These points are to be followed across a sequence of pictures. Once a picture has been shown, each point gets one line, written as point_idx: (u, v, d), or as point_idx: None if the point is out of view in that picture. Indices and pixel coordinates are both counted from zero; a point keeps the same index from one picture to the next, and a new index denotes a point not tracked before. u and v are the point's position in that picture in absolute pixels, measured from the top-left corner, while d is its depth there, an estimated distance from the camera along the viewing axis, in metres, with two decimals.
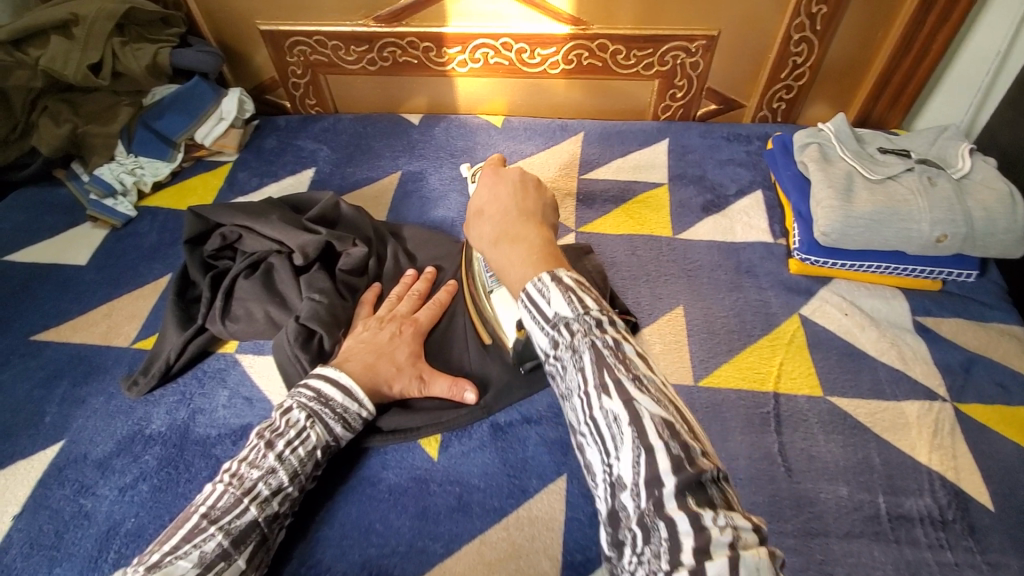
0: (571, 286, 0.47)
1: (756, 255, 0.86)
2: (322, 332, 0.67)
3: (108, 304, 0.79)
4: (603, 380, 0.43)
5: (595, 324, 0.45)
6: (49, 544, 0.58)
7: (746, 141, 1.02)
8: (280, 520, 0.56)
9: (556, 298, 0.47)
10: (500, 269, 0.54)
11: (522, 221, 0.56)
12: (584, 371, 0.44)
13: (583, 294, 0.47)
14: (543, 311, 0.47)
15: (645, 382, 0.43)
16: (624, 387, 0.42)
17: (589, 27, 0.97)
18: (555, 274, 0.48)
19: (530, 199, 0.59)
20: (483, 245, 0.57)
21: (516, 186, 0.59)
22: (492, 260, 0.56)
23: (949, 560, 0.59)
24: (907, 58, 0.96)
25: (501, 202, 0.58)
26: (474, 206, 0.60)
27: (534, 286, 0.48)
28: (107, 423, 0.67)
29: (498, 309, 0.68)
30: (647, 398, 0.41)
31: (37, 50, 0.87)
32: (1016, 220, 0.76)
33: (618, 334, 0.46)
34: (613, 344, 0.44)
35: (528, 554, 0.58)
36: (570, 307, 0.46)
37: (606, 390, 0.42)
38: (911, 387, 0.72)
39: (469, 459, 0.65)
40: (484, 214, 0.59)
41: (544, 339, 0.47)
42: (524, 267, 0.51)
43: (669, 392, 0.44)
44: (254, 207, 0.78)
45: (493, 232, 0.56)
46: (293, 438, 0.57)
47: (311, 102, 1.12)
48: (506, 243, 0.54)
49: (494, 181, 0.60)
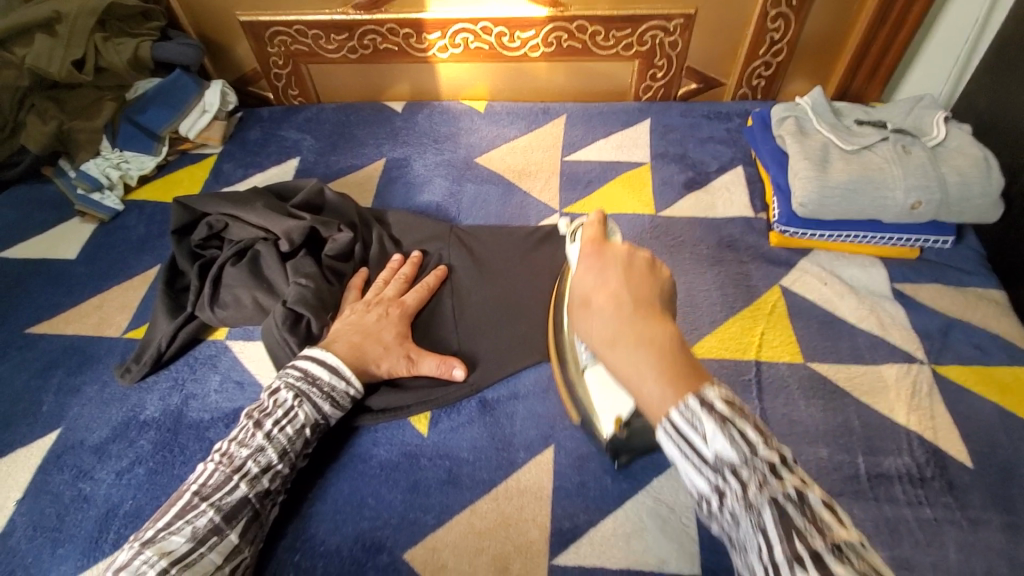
0: (726, 415, 0.44)
1: (738, 229, 0.88)
2: (309, 315, 0.68)
3: (99, 296, 0.80)
4: (794, 547, 0.40)
5: (768, 472, 0.43)
6: (51, 526, 0.60)
7: (727, 118, 1.04)
8: (273, 496, 0.57)
9: (716, 437, 0.44)
10: (625, 379, 0.49)
11: (643, 315, 0.50)
12: (766, 531, 0.41)
13: (741, 424, 0.44)
14: (700, 451, 0.44)
15: (845, 550, 0.39)
16: (824, 561, 0.39)
17: (568, 9, 0.97)
18: (703, 396, 0.45)
19: (644, 285, 0.52)
20: (594, 345, 0.52)
21: (626, 270, 0.53)
22: (610, 364, 0.50)
23: (927, 516, 0.61)
24: (883, 30, 0.97)
25: (614, 288, 0.52)
26: (580, 292, 0.54)
27: (683, 415, 0.45)
28: (103, 410, 0.68)
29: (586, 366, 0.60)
30: (852, 573, 0.38)
31: (22, 49, 0.88)
32: (989, 185, 0.77)
33: (795, 480, 0.43)
34: (795, 496, 0.42)
35: (517, 522, 0.60)
36: (734, 448, 0.44)
37: (801, 561, 0.40)
38: (889, 351, 0.74)
39: (458, 434, 0.67)
40: (592, 304, 0.53)
41: (702, 483, 0.45)
42: (659, 386, 0.46)
43: (868, 551, 0.41)
44: (239, 195, 0.79)
45: (609, 331, 0.50)
46: (281, 417, 0.59)
47: (294, 93, 1.12)
48: (628, 347, 0.48)
49: (597, 263, 0.55)
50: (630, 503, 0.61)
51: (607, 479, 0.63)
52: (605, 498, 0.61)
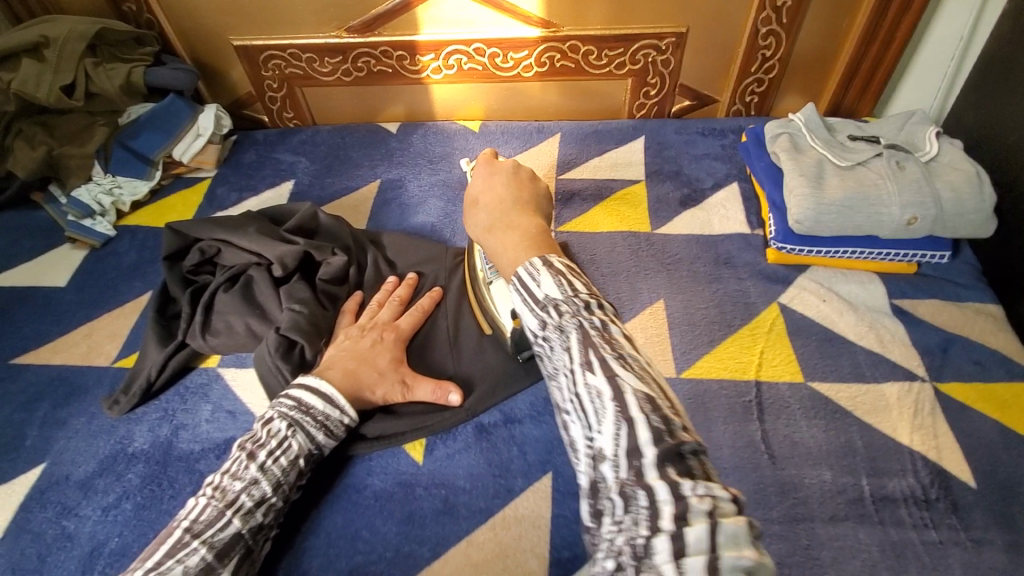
0: (562, 270, 0.53)
1: (734, 246, 0.87)
2: (302, 342, 0.67)
3: (88, 325, 0.79)
4: (587, 358, 0.46)
5: (583, 306, 0.49)
6: (32, 568, 0.58)
7: (721, 135, 1.04)
8: (265, 531, 0.56)
9: (546, 281, 0.52)
10: (495, 251, 0.63)
11: (516, 210, 0.65)
12: (570, 349, 0.47)
13: (572, 279, 0.52)
14: (533, 293, 0.52)
15: (629, 359, 0.46)
16: (608, 363, 0.45)
17: (560, 29, 0.98)
18: (547, 258, 0.54)
19: (524, 190, 0.69)
20: (478, 231, 0.67)
21: (511, 179, 0.70)
22: (487, 245, 0.65)
23: (932, 539, 0.60)
24: (873, 46, 0.97)
25: (496, 189, 0.68)
26: (471, 194, 0.71)
27: (527, 270, 0.53)
28: (90, 443, 0.67)
29: (498, 302, 0.70)
30: (632, 375, 0.44)
31: (9, 74, 0.87)
32: (983, 200, 0.77)
33: (605, 317, 0.50)
34: (600, 325, 0.48)
35: (515, 554, 0.59)
36: (560, 290, 0.51)
37: (591, 367, 0.46)
38: (890, 369, 0.73)
39: (454, 461, 0.66)
40: (479, 203, 0.69)
41: (534, 321, 0.52)
42: (517, 249, 0.60)
43: (654, 371, 0.47)
44: (232, 220, 0.78)
45: (488, 221, 0.65)
46: (275, 448, 0.58)
47: (289, 115, 1.12)
48: (500, 230, 0.63)
49: (489, 172, 0.71)
50: None
51: None
52: None
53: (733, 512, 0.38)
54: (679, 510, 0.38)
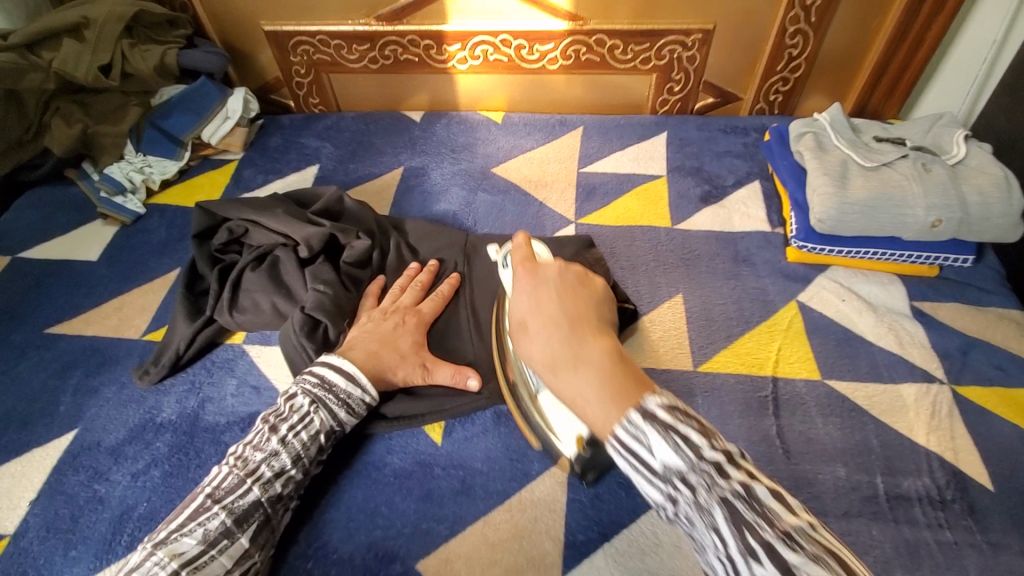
0: (669, 423, 0.43)
1: (754, 244, 0.88)
2: (327, 322, 0.69)
3: (118, 298, 0.81)
4: (746, 543, 0.39)
5: (714, 471, 0.41)
6: (64, 528, 0.60)
7: (744, 132, 1.04)
8: (285, 501, 0.57)
9: (660, 446, 0.42)
10: (571, 403, 0.49)
11: (584, 336, 0.51)
12: (720, 532, 0.40)
13: (684, 429, 0.42)
14: (648, 463, 0.43)
15: (796, 537, 0.38)
16: (777, 552, 0.37)
17: (586, 23, 0.98)
18: (646, 405, 0.44)
19: (579, 300, 0.55)
20: (539, 369, 0.52)
21: (561, 290, 0.55)
22: (558, 392, 0.51)
23: (946, 539, 0.60)
24: (902, 47, 0.97)
25: (547, 310, 0.53)
26: (517, 317, 0.56)
27: (626, 431, 0.44)
28: (120, 412, 0.69)
29: (552, 413, 0.61)
30: (805, 558, 0.37)
31: (49, 53, 0.90)
32: (1010, 204, 0.77)
33: (743, 475, 0.41)
34: (743, 493, 0.40)
35: (530, 534, 0.60)
36: (679, 455, 0.42)
37: (756, 557, 0.38)
38: (908, 370, 0.73)
39: (472, 444, 0.67)
40: (529, 326, 0.54)
41: (656, 493, 0.44)
42: (607, 409, 0.46)
43: (820, 532, 0.39)
44: (260, 201, 0.80)
45: (548, 354, 0.51)
46: (296, 423, 0.59)
47: (314, 101, 1.14)
48: (572, 371, 0.49)
49: (534, 284, 0.56)
50: (644, 518, 0.60)
51: (621, 492, 0.62)
52: (619, 511, 0.61)
53: None
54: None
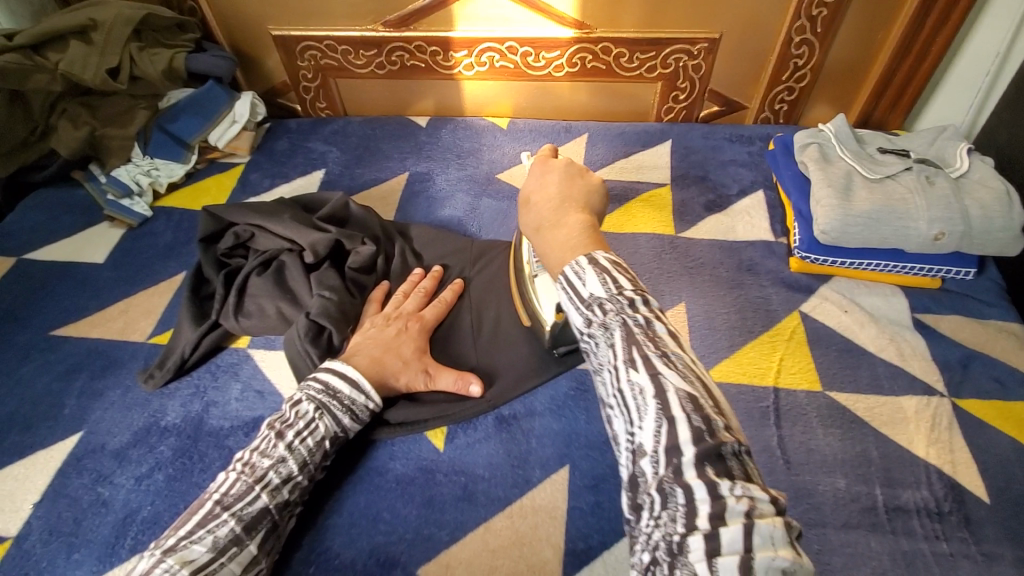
0: (608, 269, 0.50)
1: (757, 253, 0.88)
2: (331, 328, 0.69)
3: (124, 301, 0.82)
4: (631, 356, 0.46)
5: (628, 304, 0.48)
6: (67, 531, 0.61)
7: (748, 141, 1.04)
8: (291, 507, 0.58)
9: (592, 280, 0.50)
10: (541, 254, 0.57)
11: (567, 210, 0.58)
12: (614, 346, 0.47)
13: (618, 275, 0.50)
14: (579, 292, 0.50)
15: (673, 358, 0.45)
16: (651, 362, 0.45)
17: (593, 31, 0.99)
18: (593, 257, 0.51)
19: (577, 187, 0.61)
20: (528, 234, 0.60)
21: (564, 175, 0.61)
22: (535, 247, 0.59)
23: (944, 551, 0.60)
24: (907, 59, 0.97)
25: (549, 188, 0.60)
26: (522, 192, 0.62)
27: (573, 269, 0.51)
28: (125, 415, 0.69)
29: (539, 295, 0.70)
30: (673, 373, 0.44)
31: (56, 55, 0.90)
32: (1012, 218, 0.77)
33: (651, 314, 0.48)
34: (644, 323, 0.47)
35: (531, 542, 0.60)
36: (604, 287, 0.49)
37: (634, 365, 0.45)
38: (909, 382, 0.73)
39: (474, 450, 0.67)
40: (532, 202, 0.60)
41: (579, 319, 0.51)
42: (564, 252, 0.54)
43: (697, 369, 0.46)
44: (266, 206, 0.80)
45: (538, 220, 0.58)
46: (303, 429, 0.59)
47: (321, 105, 1.15)
48: (548, 231, 0.57)
49: (543, 169, 0.62)
50: None
51: (622, 501, 0.63)
52: (619, 520, 0.61)
53: (771, 513, 0.39)
54: (716, 510, 0.39)
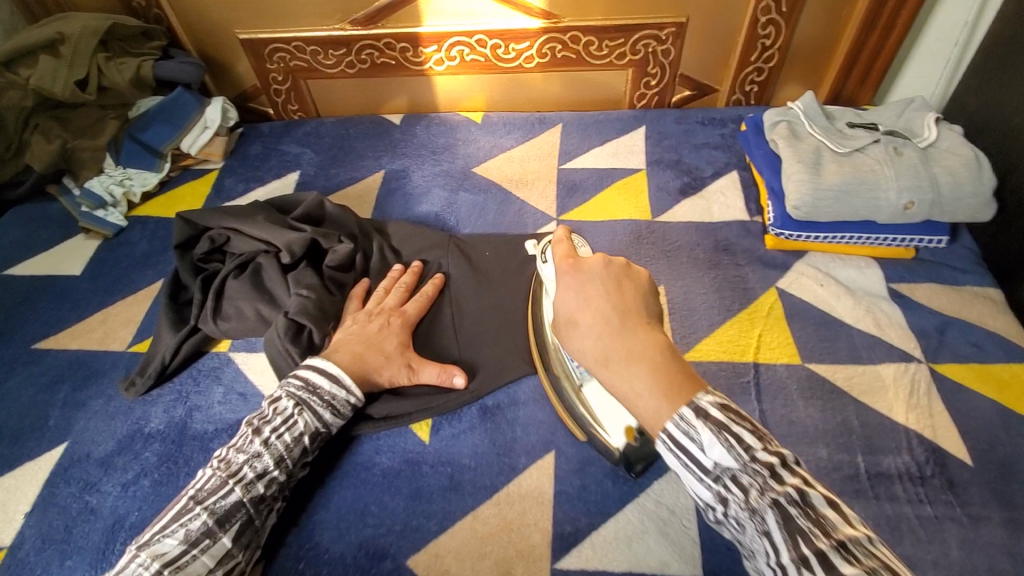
0: (723, 422, 0.45)
1: (734, 233, 0.89)
2: (311, 326, 0.69)
3: (103, 311, 0.81)
4: (800, 550, 0.40)
5: (767, 475, 0.43)
6: (59, 538, 0.60)
7: (721, 124, 1.05)
8: (268, 503, 0.57)
9: (712, 445, 0.45)
10: (625, 398, 0.49)
11: (631, 331, 0.50)
12: (772, 537, 0.42)
13: (737, 429, 0.45)
14: (700, 459, 0.46)
15: (852, 549, 0.40)
16: (828, 558, 0.39)
17: (561, 20, 0.99)
18: (698, 404, 0.46)
19: (629, 297, 0.53)
20: (587, 363, 0.52)
21: (607, 283, 0.53)
22: (604, 381, 0.50)
23: (928, 514, 0.61)
24: (873, 33, 0.98)
25: (596, 306, 0.52)
26: (562, 313, 0.55)
27: (679, 427, 0.46)
28: (108, 423, 0.69)
29: (597, 405, 0.63)
30: (862, 572, 0.38)
31: (26, 70, 0.90)
32: (980, 183, 0.78)
33: (796, 481, 0.43)
34: (797, 498, 0.42)
35: (519, 527, 0.60)
36: (731, 455, 0.44)
37: (808, 564, 0.40)
38: (887, 350, 0.74)
39: (459, 441, 0.67)
40: (578, 323, 0.53)
41: (705, 493, 0.47)
42: (659, 403, 0.47)
43: (877, 547, 0.41)
44: (241, 209, 0.80)
45: (599, 349, 0.50)
46: (280, 424, 0.60)
47: (294, 107, 1.14)
48: (620, 365, 0.49)
49: (579, 282, 0.55)
50: (630, 507, 0.61)
51: (608, 482, 0.63)
52: (605, 501, 0.62)
53: None
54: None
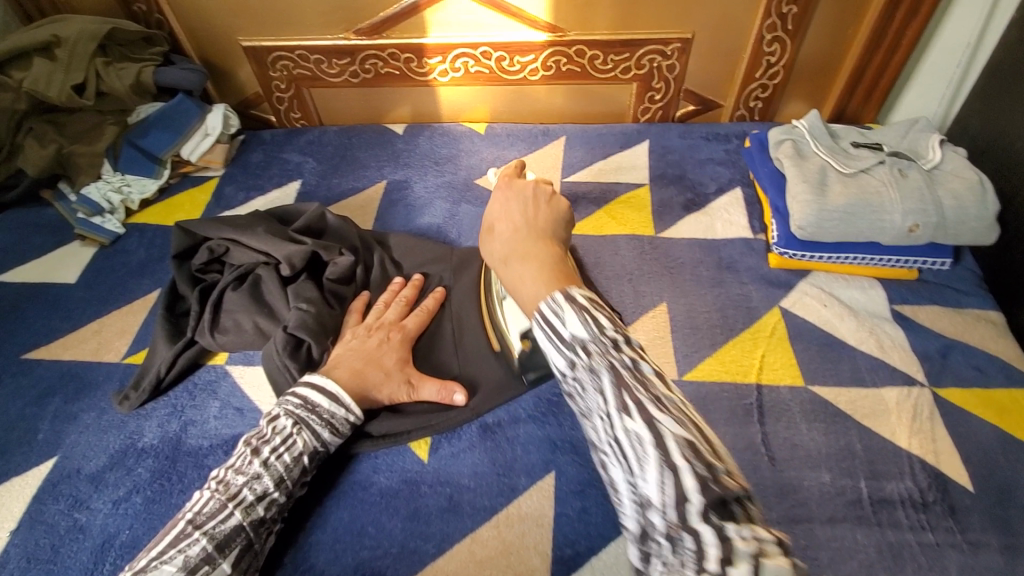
0: (586, 305, 0.47)
1: (737, 251, 0.88)
2: (310, 340, 0.68)
3: (97, 322, 0.80)
4: (623, 401, 0.43)
5: (611, 344, 0.45)
6: (46, 558, 0.59)
7: (725, 140, 1.05)
8: (268, 525, 0.57)
9: (572, 320, 0.46)
10: (512, 287, 0.54)
11: (533, 239, 0.56)
12: (603, 392, 0.44)
13: (597, 313, 0.47)
14: (559, 333, 0.47)
15: (666, 402, 0.43)
16: (646, 408, 0.42)
17: (566, 34, 0.99)
18: (569, 292, 0.48)
19: (541, 214, 0.59)
20: (494, 263, 0.58)
21: (527, 202, 0.60)
22: (504, 279, 0.56)
23: (930, 541, 0.60)
24: (878, 52, 0.98)
25: (512, 215, 0.59)
26: (486, 221, 0.61)
27: (550, 306, 0.47)
28: (100, 438, 0.68)
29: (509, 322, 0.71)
30: (670, 419, 0.42)
31: (20, 73, 0.89)
32: (985, 207, 0.78)
33: (634, 352, 0.45)
34: (630, 364, 0.44)
35: (518, 551, 0.59)
36: (586, 328, 0.46)
37: (628, 411, 0.42)
38: (890, 374, 0.74)
39: (458, 460, 0.66)
40: (495, 231, 0.59)
41: (561, 363, 0.47)
42: (539, 285, 0.51)
43: (688, 407, 0.44)
44: (241, 219, 0.79)
45: (504, 251, 0.56)
46: (279, 445, 0.58)
47: (296, 115, 1.14)
48: (517, 261, 0.54)
49: (506, 195, 0.61)
50: None
51: (609, 504, 0.62)
52: (607, 525, 0.61)
53: (778, 555, 0.37)
54: (725, 553, 0.37)
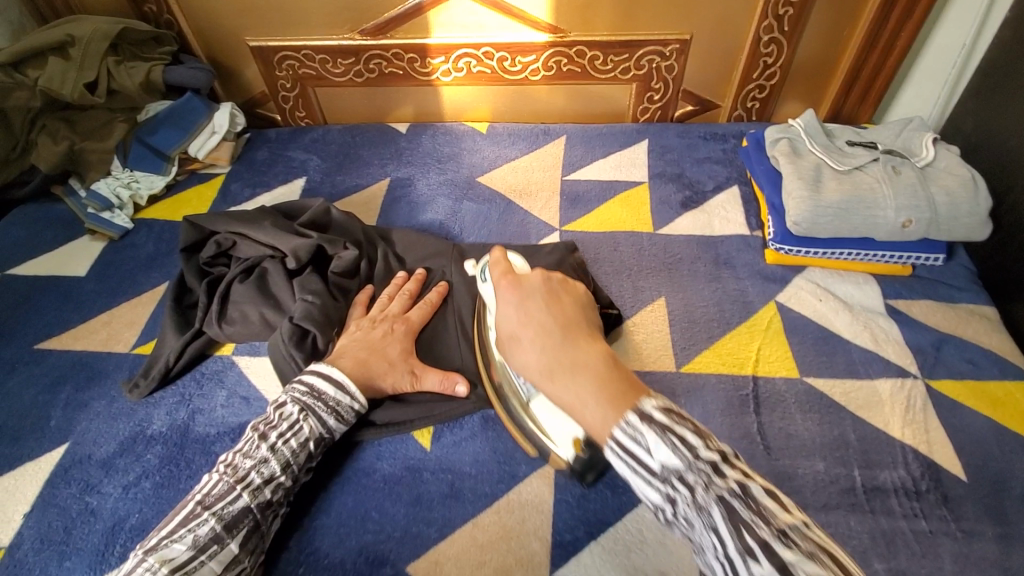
0: (667, 424, 0.45)
1: (733, 247, 0.90)
2: (315, 331, 0.70)
3: (107, 313, 0.81)
4: (745, 543, 0.41)
5: (712, 471, 0.43)
6: (58, 540, 0.60)
7: (722, 139, 1.06)
8: (275, 508, 0.58)
9: (659, 448, 0.45)
10: (569, 409, 0.50)
11: (572, 343, 0.53)
12: (718, 531, 0.42)
13: (681, 430, 0.45)
14: (648, 463, 0.45)
15: (791, 534, 0.40)
16: (773, 550, 0.39)
17: (567, 35, 1.01)
18: (642, 408, 0.46)
19: (565, 308, 0.57)
20: (533, 377, 0.54)
21: (545, 295, 0.58)
22: (554, 397, 0.52)
23: (922, 528, 0.62)
24: (872, 53, 1.00)
25: (535, 318, 0.55)
26: (506, 327, 0.57)
27: (626, 432, 0.46)
28: (110, 425, 0.69)
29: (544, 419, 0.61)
30: (801, 556, 0.39)
31: (35, 71, 0.91)
32: (976, 203, 0.80)
33: (737, 474, 0.44)
34: (739, 491, 0.42)
35: (519, 535, 0.61)
36: (676, 455, 0.44)
37: (754, 555, 0.40)
38: (884, 366, 0.75)
39: (460, 448, 0.68)
40: (521, 338, 0.55)
41: (655, 494, 0.46)
42: (603, 408, 0.48)
43: (813, 530, 0.41)
44: (248, 214, 0.81)
45: (544, 365, 0.52)
46: (286, 430, 0.60)
47: (301, 114, 1.15)
48: (565, 376, 0.51)
49: (519, 294, 0.58)
50: (629, 517, 0.61)
51: (608, 491, 0.64)
52: (605, 511, 0.62)
53: None
54: None
